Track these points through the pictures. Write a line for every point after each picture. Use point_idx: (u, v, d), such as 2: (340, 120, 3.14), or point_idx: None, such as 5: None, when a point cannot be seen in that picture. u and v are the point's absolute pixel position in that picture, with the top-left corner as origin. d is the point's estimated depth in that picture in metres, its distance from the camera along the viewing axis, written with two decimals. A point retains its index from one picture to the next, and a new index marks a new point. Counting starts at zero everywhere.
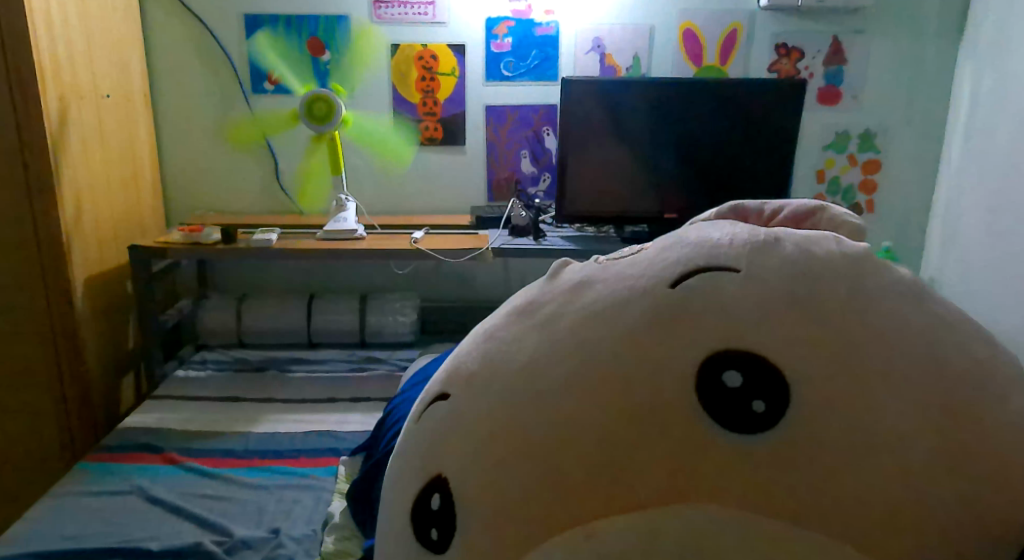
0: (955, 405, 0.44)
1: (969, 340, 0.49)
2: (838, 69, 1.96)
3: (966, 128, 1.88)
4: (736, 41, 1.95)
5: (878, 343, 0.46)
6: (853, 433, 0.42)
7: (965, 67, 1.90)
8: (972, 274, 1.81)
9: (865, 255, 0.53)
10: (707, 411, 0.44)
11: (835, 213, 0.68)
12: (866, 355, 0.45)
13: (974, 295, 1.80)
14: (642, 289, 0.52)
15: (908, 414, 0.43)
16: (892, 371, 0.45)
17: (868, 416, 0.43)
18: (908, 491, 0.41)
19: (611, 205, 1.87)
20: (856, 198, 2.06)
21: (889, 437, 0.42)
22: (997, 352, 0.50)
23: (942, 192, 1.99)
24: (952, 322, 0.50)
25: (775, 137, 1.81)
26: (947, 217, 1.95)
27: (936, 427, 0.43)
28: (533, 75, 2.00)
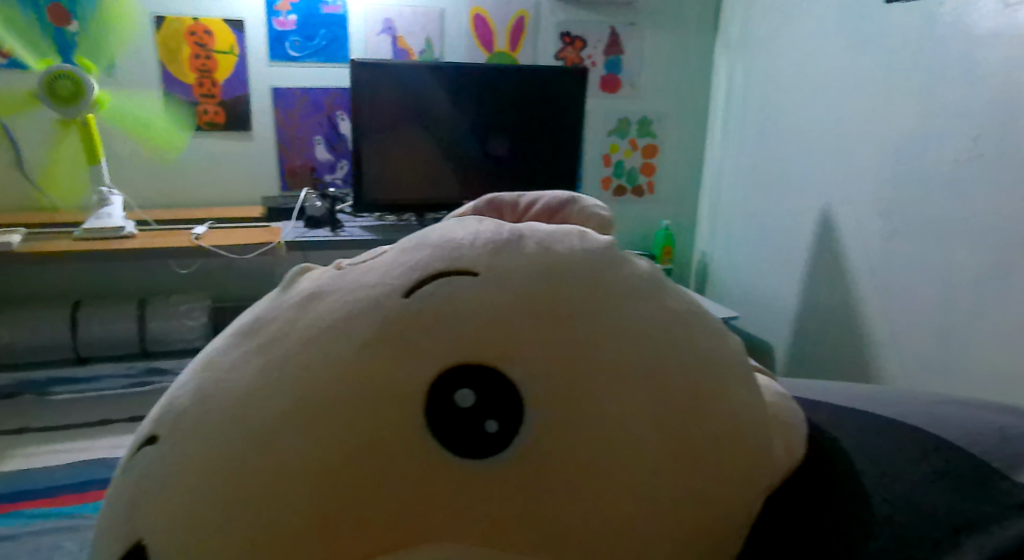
0: (678, 398, 0.49)
1: (694, 329, 0.55)
2: (617, 59, 2.09)
3: (724, 116, 2.12)
4: (523, 29, 2.00)
5: (604, 345, 0.49)
6: (569, 446, 0.45)
7: (720, 63, 2.13)
8: (733, 247, 2.08)
9: (603, 251, 0.56)
10: (436, 436, 0.45)
11: (583, 205, 0.73)
12: (592, 362, 0.48)
13: (736, 266, 2.07)
14: (375, 301, 0.50)
15: (635, 418, 0.47)
16: (617, 376, 0.48)
17: (590, 423, 0.46)
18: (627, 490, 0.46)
19: (414, 193, 1.84)
20: (638, 180, 2.24)
21: (610, 441, 0.46)
22: (720, 344, 0.56)
23: (706, 174, 2.24)
24: (685, 316, 0.55)
25: (567, 124, 1.89)
26: (713, 195, 2.20)
27: (659, 424, 0.48)
28: (322, 56, 1.90)
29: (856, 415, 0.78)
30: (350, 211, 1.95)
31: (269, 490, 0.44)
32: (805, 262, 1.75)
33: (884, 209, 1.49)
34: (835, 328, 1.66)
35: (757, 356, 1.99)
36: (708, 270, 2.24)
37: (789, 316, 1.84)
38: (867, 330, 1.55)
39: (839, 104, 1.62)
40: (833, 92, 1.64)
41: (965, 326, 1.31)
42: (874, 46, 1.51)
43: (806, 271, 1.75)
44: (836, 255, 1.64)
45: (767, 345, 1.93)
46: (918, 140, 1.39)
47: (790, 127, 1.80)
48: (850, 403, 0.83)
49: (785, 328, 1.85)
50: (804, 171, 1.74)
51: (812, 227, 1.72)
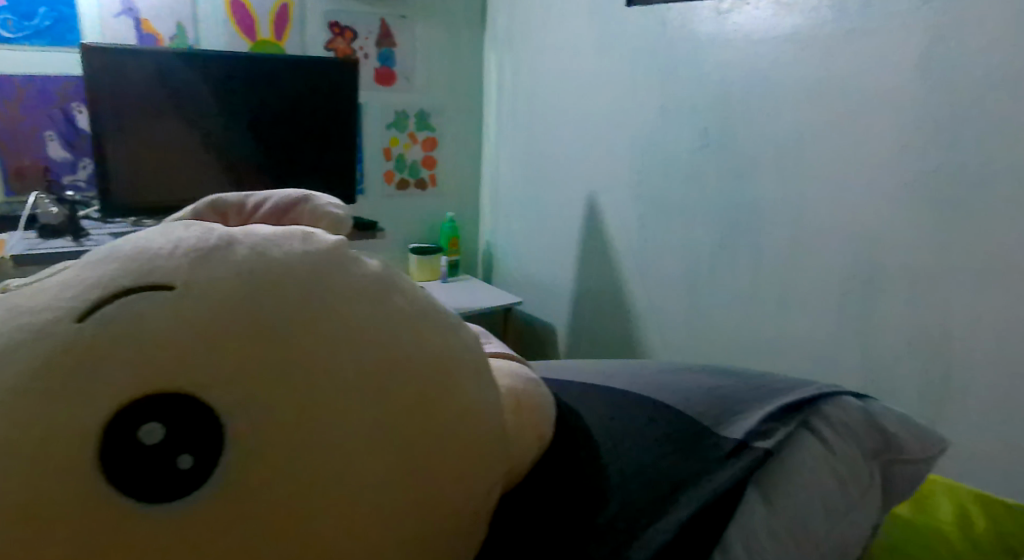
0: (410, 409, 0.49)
1: (425, 330, 0.54)
2: (389, 51, 2.03)
3: (497, 110, 2.18)
4: (288, 16, 1.89)
5: (321, 355, 0.46)
6: (276, 474, 0.42)
7: (490, 59, 2.19)
8: (514, 237, 2.16)
9: (325, 254, 0.53)
10: (111, 487, 0.38)
11: (315, 204, 0.69)
12: (313, 377, 0.45)
13: (518, 255, 2.16)
14: (38, 331, 0.43)
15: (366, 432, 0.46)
16: (342, 389, 0.46)
17: (311, 444, 0.43)
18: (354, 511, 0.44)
19: (164, 192, 1.64)
20: (421, 172, 2.18)
21: (337, 460, 0.44)
22: (449, 339, 0.56)
23: (486, 167, 2.29)
24: (411, 314, 0.54)
25: (342, 118, 1.83)
26: (493, 188, 2.26)
27: (380, 435, 0.46)
28: (45, 38, 1.61)
29: (586, 381, 0.84)
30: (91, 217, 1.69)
31: None
32: (577, 246, 1.88)
33: (637, 194, 1.66)
34: (605, 306, 1.82)
35: (542, 338, 2.10)
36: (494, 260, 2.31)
37: (567, 298, 1.97)
38: (631, 304, 1.72)
39: (592, 93, 1.76)
40: (587, 85, 1.78)
41: (706, 294, 1.53)
42: (616, 45, 1.67)
43: (578, 255, 1.88)
44: (602, 238, 1.78)
45: (550, 327, 2.05)
46: (659, 130, 1.58)
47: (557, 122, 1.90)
48: (584, 370, 0.89)
49: (565, 310, 1.98)
50: (571, 162, 1.87)
51: (580, 214, 1.85)
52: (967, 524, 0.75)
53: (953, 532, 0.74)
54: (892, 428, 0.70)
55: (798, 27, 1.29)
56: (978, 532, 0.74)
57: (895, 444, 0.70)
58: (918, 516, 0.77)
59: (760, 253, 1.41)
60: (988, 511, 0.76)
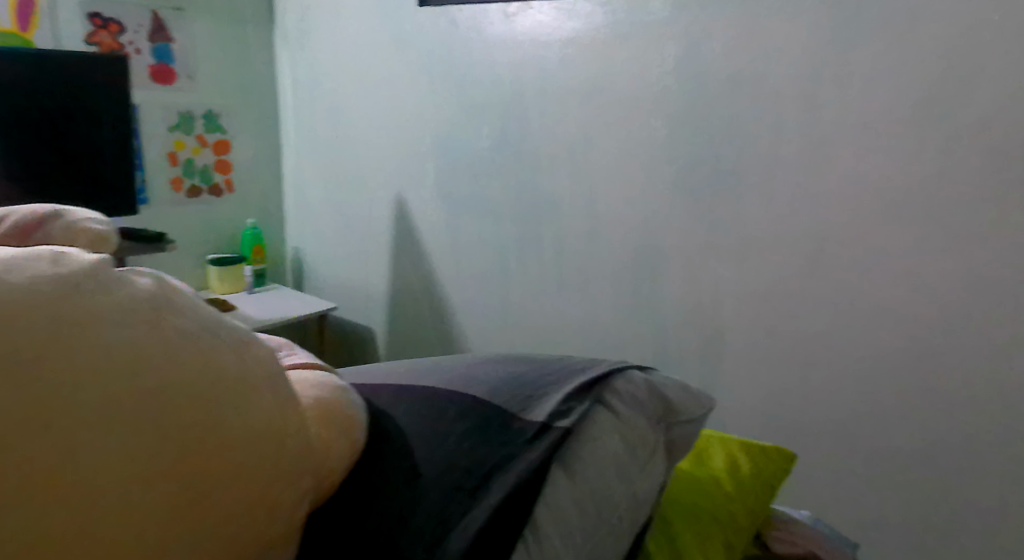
0: (197, 451, 0.45)
1: (214, 349, 0.51)
2: (166, 46, 1.84)
3: (293, 111, 2.11)
4: (32, 2, 1.62)
5: (102, 357, 0.42)
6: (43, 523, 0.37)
7: (282, 59, 2.10)
8: (324, 243, 2.13)
9: (82, 273, 0.46)
10: None
11: (69, 222, 0.62)
12: (78, 412, 0.40)
13: (332, 262, 2.12)
14: None
15: (141, 497, 0.41)
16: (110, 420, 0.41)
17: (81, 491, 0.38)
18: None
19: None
20: (214, 178, 2.02)
21: (128, 501, 0.40)
22: (247, 353, 0.54)
23: (287, 170, 2.18)
24: (200, 335, 0.51)
25: (105, 129, 1.64)
26: (296, 195, 2.18)
27: (172, 466, 0.43)
28: None
29: (395, 383, 0.82)
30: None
31: None
32: (389, 248, 1.93)
33: (441, 191, 1.75)
34: (420, 302, 1.88)
35: (364, 343, 2.10)
36: (303, 265, 2.23)
37: (382, 298, 1.99)
38: (447, 299, 1.81)
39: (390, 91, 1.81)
40: (389, 86, 1.80)
41: (514, 280, 1.66)
42: (413, 47, 1.72)
43: (391, 258, 1.93)
44: (410, 235, 1.86)
45: (367, 329, 2.07)
46: (458, 128, 1.67)
47: (365, 123, 1.89)
48: (391, 376, 0.85)
49: (382, 314, 2.01)
50: (377, 163, 1.89)
51: (388, 216, 1.90)
52: (735, 470, 0.88)
53: (724, 479, 0.86)
54: (672, 395, 0.80)
55: (577, 30, 1.43)
56: (743, 475, 0.87)
57: (675, 409, 0.80)
58: (696, 469, 0.88)
59: (557, 240, 1.56)
60: (748, 454, 0.90)
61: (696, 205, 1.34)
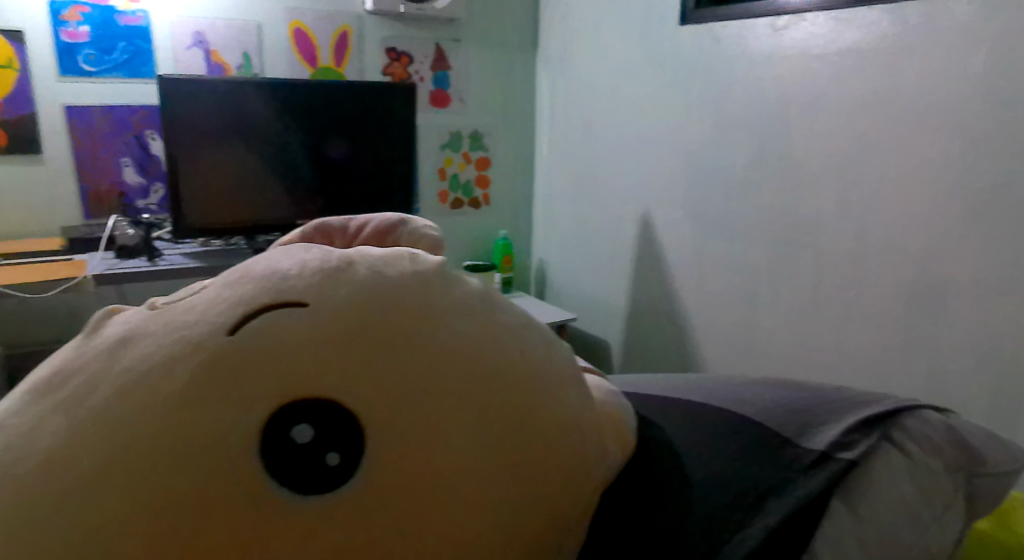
0: (505, 408, 0.56)
1: (526, 342, 0.63)
2: (444, 75, 2.17)
3: (549, 131, 2.32)
4: (347, 43, 2.01)
5: (449, 340, 0.57)
6: (416, 452, 0.51)
7: (542, 78, 2.32)
8: (568, 253, 2.30)
9: (431, 271, 0.63)
10: (279, 481, 0.48)
11: (414, 227, 0.76)
12: (437, 376, 0.55)
13: (575, 272, 2.28)
14: (193, 343, 0.52)
15: (468, 428, 0.54)
16: (456, 386, 0.55)
17: (437, 434, 0.52)
18: (462, 504, 0.52)
19: (222, 214, 1.74)
20: (475, 192, 2.33)
21: (464, 448, 0.53)
22: (549, 348, 0.65)
23: (539, 186, 2.42)
24: (511, 327, 0.64)
25: (396, 149, 1.93)
26: (545, 208, 2.40)
27: (496, 429, 0.55)
28: (124, 71, 1.78)
29: (665, 396, 0.86)
30: (147, 262, 1.66)
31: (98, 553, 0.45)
32: (632, 264, 2.00)
33: (691, 211, 1.77)
34: (660, 315, 1.92)
35: (599, 352, 2.21)
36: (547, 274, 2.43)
37: (623, 308, 2.08)
38: (687, 317, 1.83)
39: (645, 114, 1.88)
40: (644, 110, 1.88)
41: (763, 302, 1.60)
42: (669, 62, 1.78)
43: (632, 273, 2.01)
44: (653, 252, 1.91)
45: (603, 341, 2.19)
46: (712, 146, 1.68)
47: (616, 144, 2.00)
48: (661, 386, 0.91)
49: (619, 325, 2.10)
50: (626, 184, 1.98)
51: (635, 232, 1.97)
52: None
53: None
54: (974, 441, 0.71)
55: (857, 42, 1.33)
56: None
57: (980, 457, 0.71)
58: (998, 531, 0.78)
59: (818, 255, 1.46)
60: None
61: (1005, 232, 1.15)
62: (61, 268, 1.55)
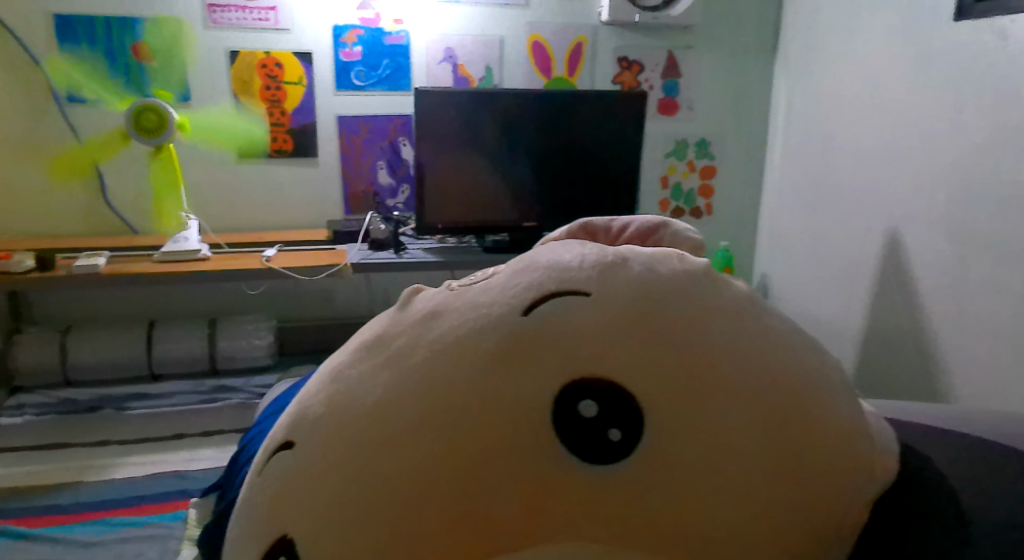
0: (783, 410, 0.53)
1: (797, 347, 0.59)
2: (674, 82, 2.22)
3: (783, 138, 2.23)
4: (581, 54, 2.13)
5: (721, 336, 0.56)
6: (693, 442, 0.50)
7: (778, 85, 2.25)
8: (795, 267, 2.17)
9: (702, 271, 0.62)
10: (566, 446, 0.50)
11: (676, 230, 0.76)
12: (710, 370, 0.53)
13: (802, 289, 2.13)
14: (495, 318, 0.58)
15: (743, 425, 0.51)
16: (731, 381, 0.53)
17: (713, 428, 0.51)
18: (740, 510, 0.49)
19: (459, 216, 1.89)
20: (697, 202, 2.36)
21: (740, 446, 0.50)
22: (821, 358, 0.61)
23: (767, 195, 2.34)
24: (781, 330, 0.60)
25: (613, 152, 1.95)
26: (771, 218, 2.31)
27: (774, 431, 0.52)
28: (386, 85, 2.03)
29: (949, 431, 0.77)
30: (394, 253, 1.86)
31: (406, 490, 0.50)
32: (872, 286, 1.80)
33: (953, 233, 1.52)
34: (907, 350, 1.70)
35: None
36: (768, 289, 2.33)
37: (857, 338, 1.88)
38: (937, 350, 1.59)
39: (900, 118, 1.68)
40: (898, 114, 1.69)
41: None
42: (937, 61, 1.57)
43: (873, 297, 1.80)
44: (899, 272, 1.69)
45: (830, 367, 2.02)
46: (990, 154, 1.42)
47: (862, 153, 1.82)
48: (942, 418, 0.83)
49: (851, 351, 1.91)
50: (870, 199, 1.79)
51: (878, 250, 1.77)
52: None
53: None
54: None
55: None
56: None
57: None
58: None
59: None
60: None
61: None
62: (328, 255, 1.80)
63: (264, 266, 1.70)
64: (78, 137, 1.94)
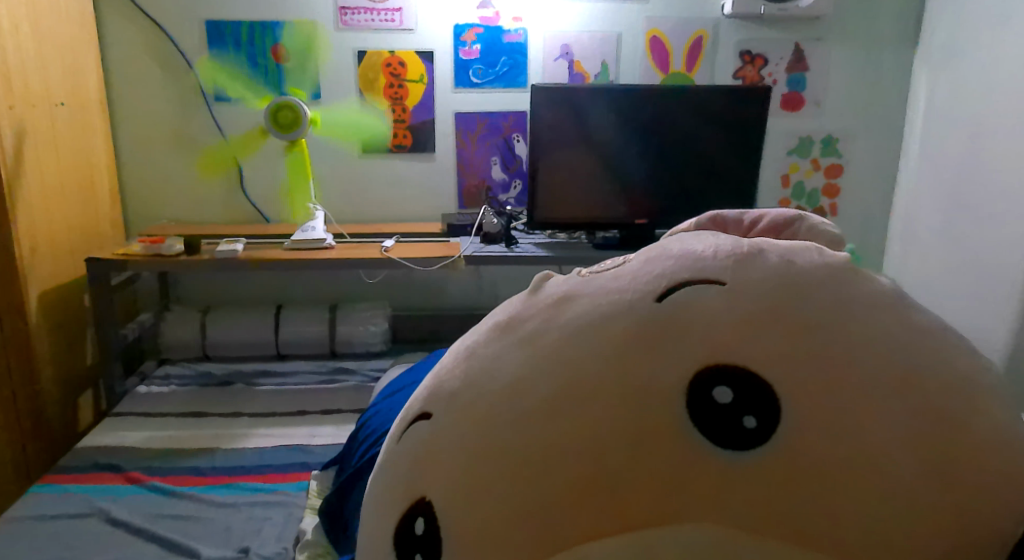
0: (935, 412, 0.49)
1: (952, 350, 0.54)
2: (801, 76, 2.12)
3: (923, 134, 2.07)
4: (701, 48, 2.08)
5: (866, 330, 0.52)
6: (838, 435, 0.47)
7: (919, 77, 2.09)
8: (931, 273, 2.01)
9: (845, 265, 0.59)
10: (701, 431, 0.48)
11: (812, 223, 0.72)
12: (855, 363, 0.50)
13: (938, 298, 1.97)
14: (628, 304, 0.57)
15: (893, 422, 0.47)
16: (878, 377, 0.49)
17: (860, 421, 0.47)
18: (889, 520, 0.45)
19: (569, 212, 1.90)
20: (820, 202, 2.23)
21: (890, 442, 0.47)
22: (979, 362, 0.55)
23: (901, 196, 2.18)
24: (933, 330, 0.56)
25: (729, 149, 1.88)
26: (906, 220, 2.15)
27: (926, 431, 0.48)
28: (503, 82, 2.08)
29: None
30: (505, 247, 1.89)
31: (535, 461, 0.51)
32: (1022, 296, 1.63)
33: None
34: None
35: None
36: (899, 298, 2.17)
37: (1001, 357, 1.70)
38: None
39: None
40: None
41: None
42: None
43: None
44: None
45: None
46: None
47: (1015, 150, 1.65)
48: None
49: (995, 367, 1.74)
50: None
51: None
52: None
53: None
54: None
55: None
56: None
57: None
58: None
59: None
60: None
61: None
62: (442, 248, 1.86)
63: (382, 256, 1.79)
64: (223, 133, 2.13)
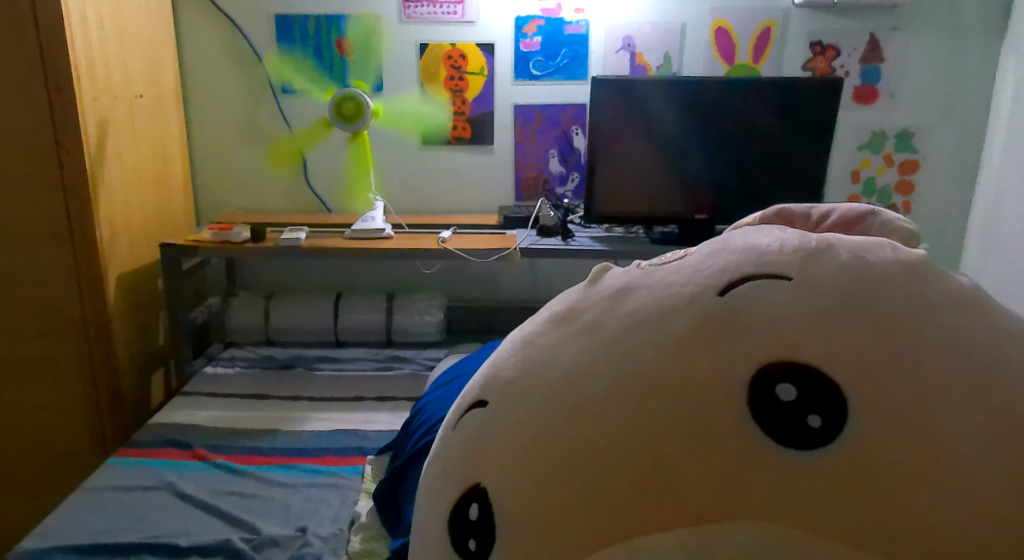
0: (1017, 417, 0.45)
1: None
2: (875, 67, 2.02)
3: (1008, 128, 1.94)
4: (769, 39, 2.01)
5: (942, 329, 0.50)
6: (910, 438, 0.44)
7: (1006, 68, 1.96)
8: (1013, 277, 1.89)
9: (921, 263, 0.55)
10: (763, 429, 0.47)
11: (887, 218, 0.69)
12: (931, 362, 0.47)
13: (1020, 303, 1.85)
14: (687, 298, 0.56)
15: (969, 427, 0.45)
16: (954, 378, 0.47)
17: (935, 425, 0.45)
18: (963, 530, 0.42)
19: (626, 205, 1.88)
20: (892, 199, 2.12)
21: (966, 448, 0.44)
22: None
23: (982, 195, 2.06)
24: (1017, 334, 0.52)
25: (795, 142, 1.82)
26: (987, 220, 2.02)
27: (1007, 438, 0.45)
28: (563, 74, 2.07)
29: None
30: (561, 240, 1.89)
31: (590, 451, 0.51)
32: None
33: None
34: None
35: None
36: None
37: None
38: None
39: None
40: None
41: None
42: None
43: None
44: None
45: None
46: None
47: None
48: None
49: None
50: None
51: None
52: None
53: None
54: None
55: None
56: None
57: None
58: None
59: None
60: None
61: None
62: (497, 240, 1.87)
63: (438, 246, 1.81)
64: (289, 124, 2.20)
